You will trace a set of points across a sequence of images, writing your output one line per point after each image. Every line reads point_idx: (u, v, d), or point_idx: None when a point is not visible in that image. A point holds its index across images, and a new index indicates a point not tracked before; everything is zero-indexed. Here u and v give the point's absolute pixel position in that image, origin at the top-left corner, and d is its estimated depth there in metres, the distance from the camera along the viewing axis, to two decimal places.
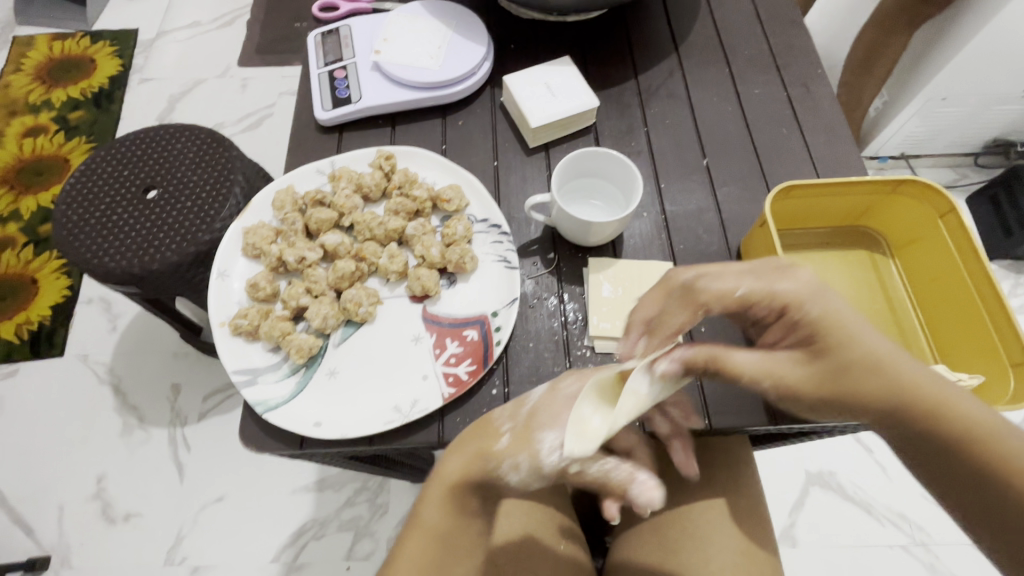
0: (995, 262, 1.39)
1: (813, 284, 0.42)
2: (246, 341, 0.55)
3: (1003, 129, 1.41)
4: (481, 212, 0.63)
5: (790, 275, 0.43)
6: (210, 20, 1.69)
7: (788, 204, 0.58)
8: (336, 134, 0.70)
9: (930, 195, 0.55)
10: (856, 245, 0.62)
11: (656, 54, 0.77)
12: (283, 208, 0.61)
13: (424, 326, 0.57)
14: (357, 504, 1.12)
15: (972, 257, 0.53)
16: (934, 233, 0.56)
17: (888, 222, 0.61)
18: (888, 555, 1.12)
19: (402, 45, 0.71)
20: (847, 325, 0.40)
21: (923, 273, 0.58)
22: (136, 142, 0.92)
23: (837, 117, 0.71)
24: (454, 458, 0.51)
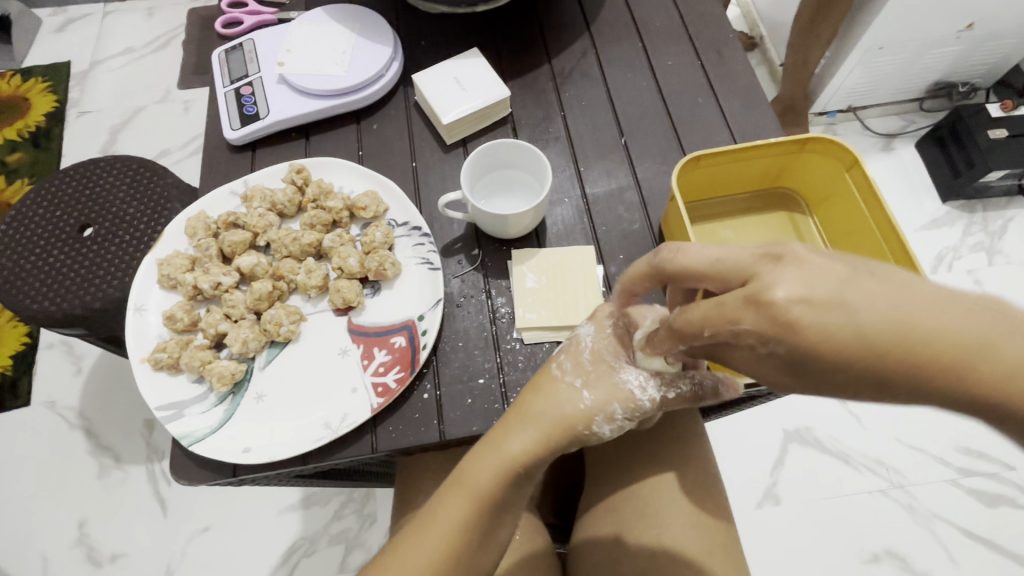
0: (949, 203, 1.40)
1: (794, 297, 0.29)
2: (169, 375, 0.54)
3: (943, 72, 1.41)
4: (401, 215, 0.62)
5: (763, 293, 0.30)
6: (142, 43, 1.63)
7: (699, 174, 0.58)
8: (249, 152, 0.69)
9: (834, 149, 0.56)
10: (777, 208, 0.63)
11: (569, 36, 0.76)
12: (195, 234, 0.60)
13: (351, 338, 0.57)
14: (344, 516, 1.11)
15: (879, 211, 0.53)
16: (845, 188, 0.57)
17: (804, 181, 0.61)
18: (869, 501, 1.14)
19: (306, 53, 0.69)
20: (836, 343, 0.28)
21: (839, 228, 0.59)
22: (64, 178, 0.88)
23: (751, 81, 0.71)
24: (521, 429, 0.46)
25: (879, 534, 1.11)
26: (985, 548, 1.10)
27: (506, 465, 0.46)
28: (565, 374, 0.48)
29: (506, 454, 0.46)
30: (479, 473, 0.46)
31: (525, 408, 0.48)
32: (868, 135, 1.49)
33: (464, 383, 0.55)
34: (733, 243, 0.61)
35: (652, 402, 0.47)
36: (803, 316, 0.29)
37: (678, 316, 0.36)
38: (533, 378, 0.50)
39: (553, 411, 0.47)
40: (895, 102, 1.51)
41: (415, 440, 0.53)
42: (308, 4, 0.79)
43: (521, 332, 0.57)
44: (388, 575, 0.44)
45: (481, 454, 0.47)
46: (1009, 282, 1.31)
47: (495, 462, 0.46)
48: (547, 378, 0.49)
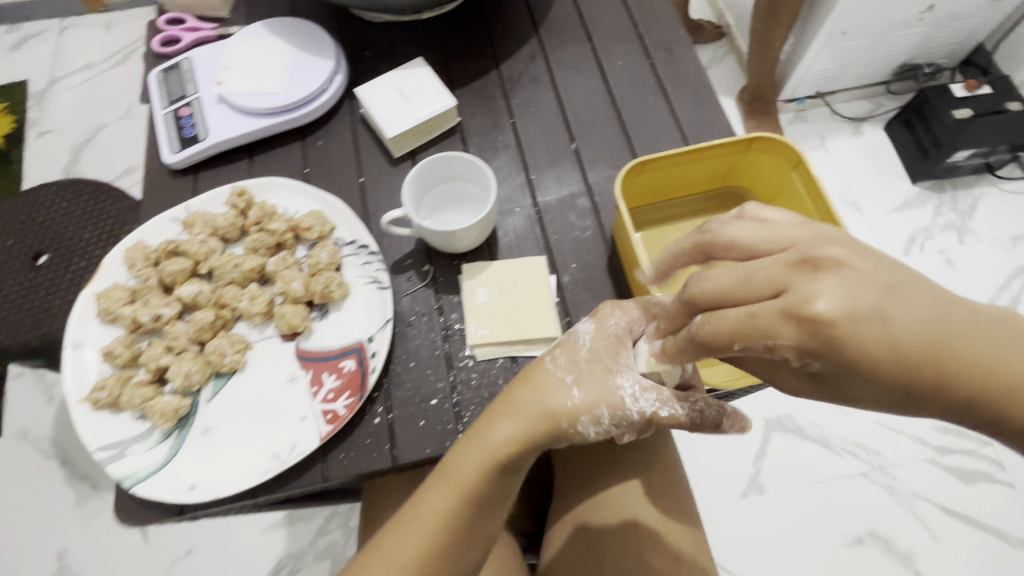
0: (919, 184, 1.40)
1: (837, 311, 0.29)
2: (110, 414, 0.52)
3: (908, 54, 1.41)
4: (349, 234, 0.61)
5: (805, 308, 0.29)
6: (101, 58, 1.59)
7: (644, 177, 0.57)
8: (191, 176, 0.67)
9: (779, 147, 0.55)
10: (727, 207, 0.62)
11: (517, 40, 0.74)
12: (134, 265, 0.58)
13: (299, 364, 0.55)
14: (330, 531, 1.10)
15: (824, 210, 0.53)
16: (793, 186, 0.56)
17: (753, 179, 0.60)
18: (851, 485, 1.14)
19: (245, 70, 0.68)
20: (868, 357, 0.29)
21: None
22: (16, 206, 0.85)
23: (701, 79, 0.70)
24: (505, 421, 0.47)
25: (862, 517, 1.12)
26: (967, 526, 1.10)
27: (489, 460, 0.47)
28: (561, 372, 0.47)
29: (491, 450, 0.47)
30: (464, 463, 0.47)
31: (511, 405, 0.47)
32: (838, 120, 1.49)
33: (417, 404, 0.54)
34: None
35: (643, 414, 0.44)
36: (847, 330, 0.29)
37: (703, 328, 0.33)
38: (524, 373, 0.49)
39: (540, 409, 0.46)
40: (862, 86, 1.50)
41: (367, 467, 0.52)
42: (249, 17, 0.77)
43: (474, 349, 0.56)
44: (372, 553, 0.47)
45: (465, 451, 0.47)
46: (981, 260, 1.31)
47: (479, 458, 0.47)
48: (537, 372, 0.48)
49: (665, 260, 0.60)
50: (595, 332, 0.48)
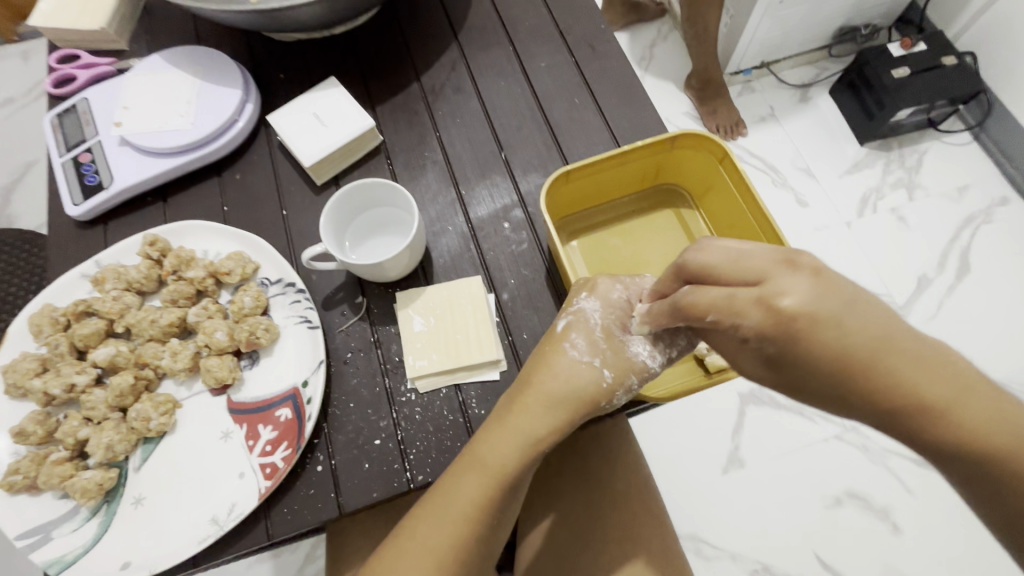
0: (867, 144, 1.41)
1: (800, 305, 0.31)
2: (30, 496, 0.49)
3: (847, 16, 1.40)
4: (274, 272, 0.57)
5: (773, 300, 0.32)
6: (21, 91, 1.48)
7: (579, 182, 0.61)
8: (101, 227, 0.63)
9: (706, 144, 0.60)
10: (666, 204, 0.67)
11: (436, 48, 0.71)
12: (41, 331, 0.54)
13: (232, 418, 0.52)
14: (318, 557, 1.04)
15: (751, 203, 0.58)
16: (722, 181, 0.61)
17: (684, 176, 0.65)
18: (826, 449, 1.12)
19: (146, 109, 0.63)
20: (840, 336, 0.31)
21: (722, 220, 0.63)
22: None
23: (627, 73, 0.69)
24: (536, 408, 0.47)
25: (837, 478, 1.10)
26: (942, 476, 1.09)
27: (515, 448, 0.46)
28: (590, 364, 0.47)
29: (523, 429, 0.47)
30: (497, 452, 0.46)
31: (542, 380, 0.47)
32: (784, 89, 1.48)
33: (359, 447, 0.52)
34: (622, 247, 0.65)
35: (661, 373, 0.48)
36: (811, 322, 0.31)
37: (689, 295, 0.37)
38: (541, 349, 0.49)
39: (569, 378, 0.47)
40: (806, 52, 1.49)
41: (313, 520, 0.50)
42: (151, 47, 0.72)
43: (414, 383, 0.54)
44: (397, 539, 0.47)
45: (494, 435, 0.47)
46: (932, 215, 1.33)
47: (513, 441, 0.47)
48: (564, 351, 0.48)
49: (604, 260, 0.64)
50: (607, 327, 0.48)
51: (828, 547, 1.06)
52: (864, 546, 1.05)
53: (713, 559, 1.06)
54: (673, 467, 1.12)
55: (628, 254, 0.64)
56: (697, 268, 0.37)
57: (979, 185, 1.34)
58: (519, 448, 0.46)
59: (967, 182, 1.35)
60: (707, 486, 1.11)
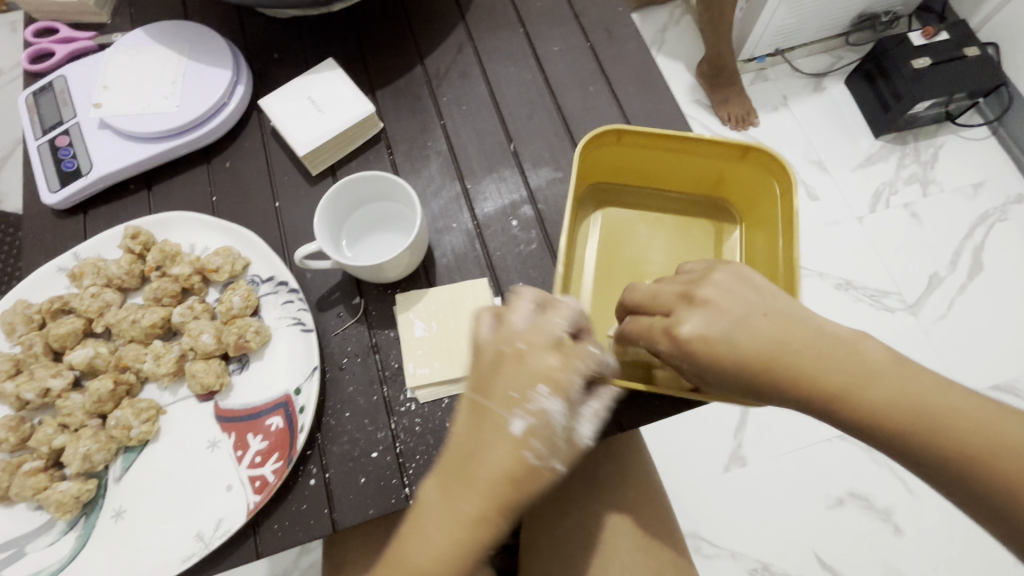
0: (882, 137, 1.36)
1: (697, 330, 0.36)
2: (3, 507, 0.46)
3: (868, 2, 1.34)
4: (265, 269, 0.54)
5: (675, 328, 0.37)
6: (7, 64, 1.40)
7: (617, 154, 0.59)
8: (80, 215, 0.59)
9: (768, 163, 0.55)
10: (708, 216, 0.62)
11: (440, 28, 0.66)
12: (14, 330, 0.51)
13: (219, 427, 0.49)
14: (313, 549, 1.01)
15: (790, 238, 0.53)
16: (771, 210, 0.56)
17: (739, 191, 0.60)
18: (831, 450, 1.10)
19: (127, 88, 0.59)
20: (734, 350, 0.36)
21: (758, 248, 0.58)
22: None
23: (646, 59, 0.64)
24: (471, 495, 0.36)
25: (841, 479, 1.08)
26: None
27: (441, 553, 0.36)
28: (530, 457, 0.36)
29: (454, 520, 0.36)
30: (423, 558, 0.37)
31: (473, 469, 0.37)
32: (798, 78, 1.42)
33: (355, 460, 0.49)
34: (639, 236, 0.62)
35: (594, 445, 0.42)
36: (709, 345, 0.36)
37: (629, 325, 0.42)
38: (463, 429, 0.38)
39: (499, 472, 0.36)
40: (822, 39, 1.43)
41: (305, 536, 0.47)
42: (133, 21, 0.67)
43: (414, 392, 0.50)
44: None
45: (426, 529, 0.37)
46: (945, 211, 1.29)
47: (435, 545, 0.36)
48: (497, 439, 0.37)
49: (614, 243, 0.61)
50: (543, 412, 0.36)
51: (832, 549, 1.04)
52: (867, 549, 1.03)
53: (714, 558, 1.04)
54: (676, 467, 1.10)
55: (645, 242, 0.61)
56: (636, 302, 0.42)
57: (996, 181, 1.30)
58: (455, 545, 0.36)
59: (984, 178, 1.30)
60: (710, 486, 1.09)
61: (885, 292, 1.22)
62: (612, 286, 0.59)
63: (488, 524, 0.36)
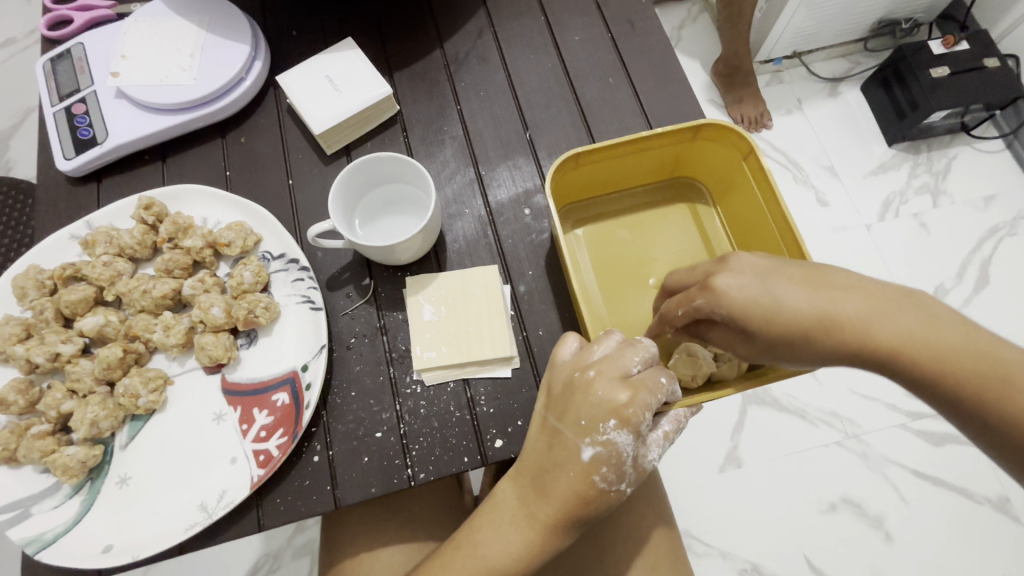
0: (895, 145, 1.35)
1: (735, 281, 0.40)
2: (10, 469, 0.46)
3: (889, 8, 1.32)
4: (276, 246, 0.54)
5: (716, 281, 0.41)
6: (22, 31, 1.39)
7: (585, 170, 0.53)
8: (94, 183, 0.59)
9: (728, 136, 0.51)
10: (681, 199, 0.58)
11: (462, 12, 0.66)
12: (25, 295, 0.51)
13: (226, 400, 0.49)
14: (308, 527, 1.02)
15: (778, 214, 0.48)
16: (744, 179, 0.52)
17: (704, 167, 0.55)
18: (826, 454, 1.10)
19: (145, 58, 0.58)
20: (770, 297, 0.39)
21: (741, 220, 0.54)
22: None
23: (668, 54, 0.64)
24: (543, 504, 0.41)
25: (835, 484, 1.08)
26: (937, 489, 1.07)
27: (522, 543, 0.42)
28: (598, 482, 0.40)
29: (527, 521, 0.42)
30: (502, 549, 0.42)
31: (548, 483, 0.41)
32: (814, 82, 1.41)
33: (360, 439, 0.49)
34: (630, 242, 0.56)
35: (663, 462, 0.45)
36: (748, 295, 0.39)
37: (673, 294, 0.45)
38: (536, 445, 0.43)
39: (569, 492, 0.40)
40: (841, 43, 1.42)
41: (307, 511, 0.47)
42: None
43: (420, 374, 0.51)
44: None
45: (500, 521, 0.43)
46: (954, 223, 1.28)
47: (513, 538, 0.42)
48: (569, 462, 0.40)
49: (608, 259, 0.55)
50: (611, 443, 0.39)
51: (822, 552, 1.04)
52: (858, 554, 1.04)
53: (704, 556, 1.05)
54: (673, 465, 1.10)
55: (638, 248, 0.56)
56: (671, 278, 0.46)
57: (1006, 195, 1.29)
58: (526, 543, 0.42)
59: (995, 192, 1.30)
60: (705, 484, 1.09)
61: None
62: (622, 303, 0.54)
63: (555, 530, 0.41)
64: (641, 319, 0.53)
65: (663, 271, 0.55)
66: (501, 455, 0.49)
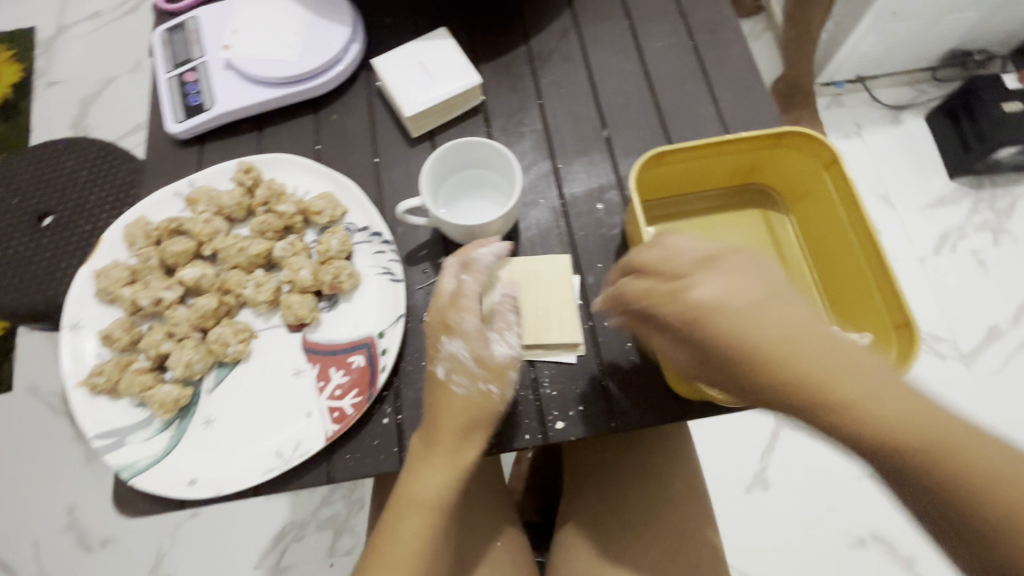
0: (957, 179, 1.31)
1: (711, 295, 0.36)
2: (109, 399, 0.50)
3: (963, 38, 1.29)
4: (362, 219, 0.57)
5: (692, 289, 0.36)
6: (111, 7, 1.48)
7: (664, 171, 0.54)
8: (196, 147, 0.63)
9: (811, 145, 0.51)
10: (753, 205, 0.58)
11: (548, 12, 0.68)
12: (134, 243, 0.55)
13: (306, 357, 0.52)
14: (333, 501, 1.04)
15: (858, 220, 0.48)
16: (822, 186, 0.52)
17: (780, 176, 0.56)
18: (859, 487, 1.08)
19: (255, 35, 0.63)
20: (752, 325, 0.34)
21: (815, 229, 0.54)
22: (33, 165, 0.82)
23: (749, 65, 0.64)
24: (444, 435, 0.46)
25: (866, 517, 1.06)
26: None
27: (449, 471, 0.46)
28: (460, 391, 0.46)
29: (438, 455, 0.46)
30: (428, 478, 0.46)
31: (440, 417, 0.46)
32: (876, 108, 1.38)
33: None
34: None
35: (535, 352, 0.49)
36: (730, 313, 0.35)
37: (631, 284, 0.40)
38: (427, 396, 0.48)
39: (458, 413, 0.46)
40: (907, 70, 1.39)
41: (374, 469, 0.50)
42: None
43: None
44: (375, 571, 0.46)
45: (422, 463, 0.47)
46: (1014, 264, 1.24)
47: (439, 468, 0.46)
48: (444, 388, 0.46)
49: None
50: (474, 341, 0.47)
51: None
52: None
53: None
54: None
55: None
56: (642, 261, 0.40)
57: None
58: (450, 468, 0.46)
59: None
60: (732, 503, 1.08)
61: (937, 337, 1.19)
62: None
63: (465, 448, 0.47)
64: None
65: None
66: (561, 437, 0.50)
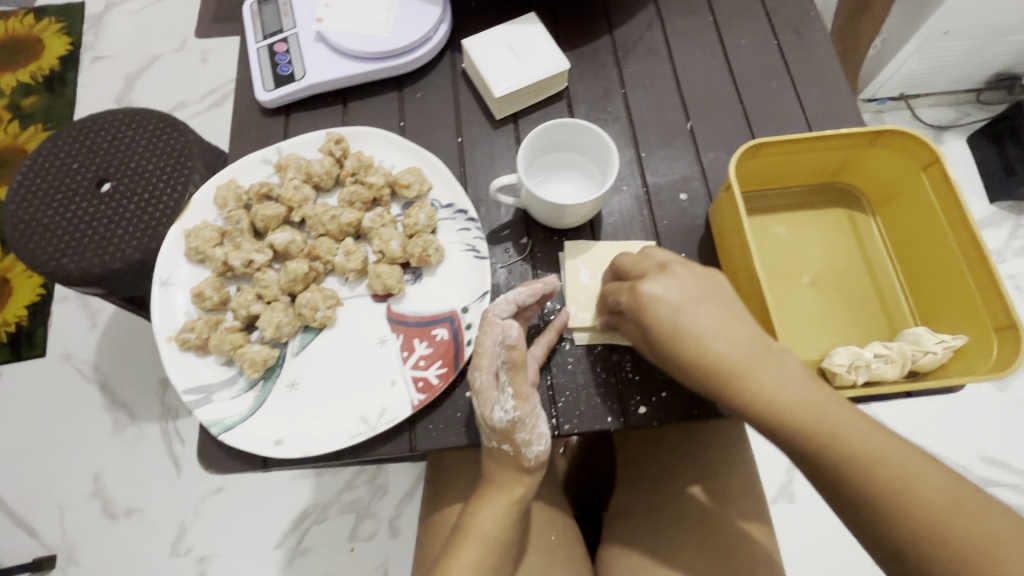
0: (998, 202, 1.30)
1: (659, 295, 0.42)
2: (198, 356, 0.51)
3: (1011, 62, 1.28)
4: (447, 196, 0.57)
5: (642, 288, 0.43)
6: None
7: (761, 161, 0.54)
8: (282, 117, 0.64)
9: (913, 147, 0.51)
10: (837, 204, 0.58)
11: (632, 5, 0.69)
12: (226, 205, 0.56)
13: (390, 327, 0.53)
14: (356, 486, 1.04)
15: (958, 220, 0.48)
16: (918, 189, 0.52)
17: (869, 177, 0.56)
18: None
19: (348, 10, 0.64)
20: (692, 324, 0.41)
21: (904, 232, 0.54)
22: (87, 129, 0.74)
23: (834, 67, 0.64)
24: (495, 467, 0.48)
25: None
26: None
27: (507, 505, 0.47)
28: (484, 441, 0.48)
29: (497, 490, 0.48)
30: (485, 514, 0.47)
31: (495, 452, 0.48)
32: (919, 127, 1.38)
33: None
34: (786, 239, 0.57)
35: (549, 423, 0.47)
36: (675, 314, 0.42)
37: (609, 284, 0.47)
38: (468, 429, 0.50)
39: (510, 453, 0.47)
40: (951, 91, 1.37)
41: (454, 442, 0.50)
42: None
43: (572, 332, 0.53)
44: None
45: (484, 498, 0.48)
46: None
47: (496, 504, 0.47)
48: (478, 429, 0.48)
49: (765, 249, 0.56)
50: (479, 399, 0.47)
51: None
52: None
53: None
54: None
55: (794, 244, 0.56)
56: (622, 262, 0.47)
57: None
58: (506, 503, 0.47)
59: None
60: None
61: None
62: (780, 293, 0.54)
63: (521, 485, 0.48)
64: (795, 312, 0.54)
65: (818, 270, 0.56)
66: (642, 422, 0.51)
